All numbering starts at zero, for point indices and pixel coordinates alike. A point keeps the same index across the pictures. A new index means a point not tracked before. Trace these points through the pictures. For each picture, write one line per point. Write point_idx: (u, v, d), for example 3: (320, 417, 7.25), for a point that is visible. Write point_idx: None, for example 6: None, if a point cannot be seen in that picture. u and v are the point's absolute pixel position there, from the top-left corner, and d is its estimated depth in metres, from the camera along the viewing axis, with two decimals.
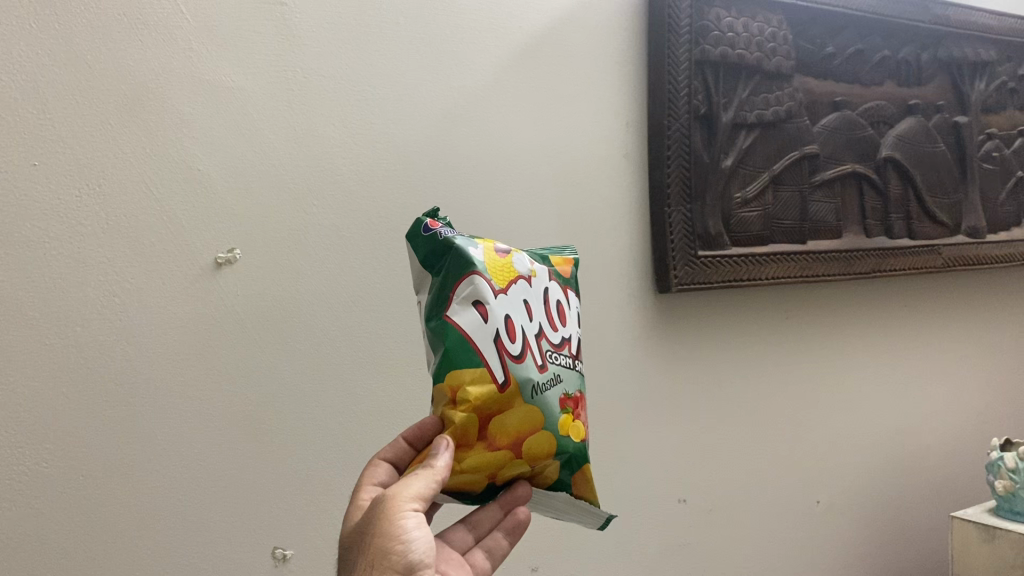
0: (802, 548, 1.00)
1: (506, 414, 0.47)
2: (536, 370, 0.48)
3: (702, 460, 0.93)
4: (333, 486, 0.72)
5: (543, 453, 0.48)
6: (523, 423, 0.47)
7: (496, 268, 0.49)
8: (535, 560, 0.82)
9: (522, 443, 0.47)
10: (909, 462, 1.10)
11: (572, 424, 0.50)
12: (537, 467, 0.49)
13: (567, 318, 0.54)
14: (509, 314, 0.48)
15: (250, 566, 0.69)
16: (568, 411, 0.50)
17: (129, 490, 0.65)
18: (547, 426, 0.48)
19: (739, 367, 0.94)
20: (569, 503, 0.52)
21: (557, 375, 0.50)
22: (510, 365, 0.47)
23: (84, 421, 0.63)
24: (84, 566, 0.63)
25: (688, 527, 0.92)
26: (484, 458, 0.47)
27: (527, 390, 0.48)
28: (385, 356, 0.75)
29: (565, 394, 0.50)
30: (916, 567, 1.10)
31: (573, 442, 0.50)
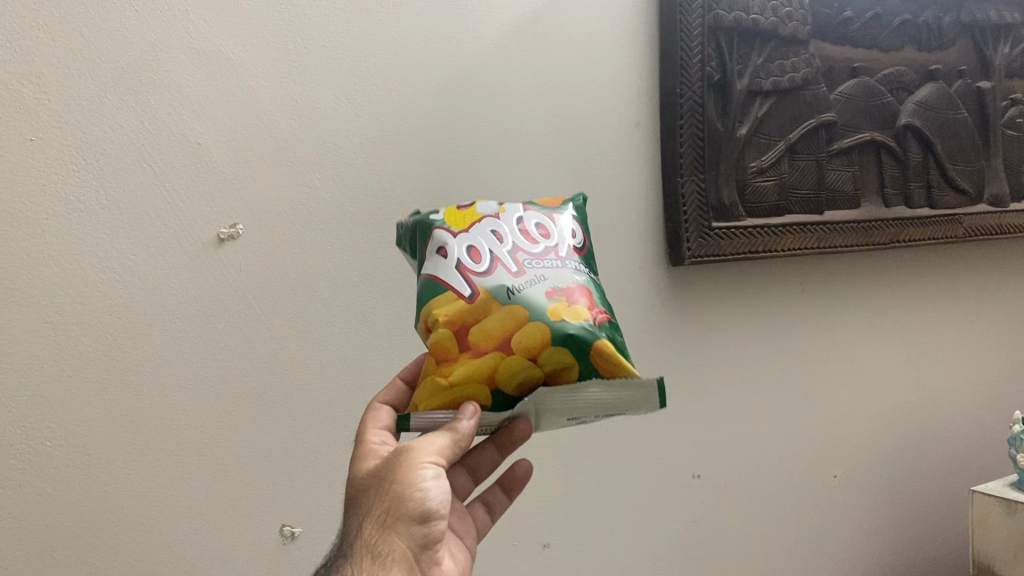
0: (817, 522, 0.99)
1: (485, 321, 0.46)
2: (508, 277, 0.47)
3: (715, 434, 0.91)
4: (340, 464, 0.71)
5: (538, 343, 0.45)
6: (507, 323, 0.46)
7: (456, 217, 0.51)
8: (546, 536, 0.82)
9: (510, 341, 0.46)
10: (930, 436, 1.07)
11: (567, 309, 0.47)
12: (539, 361, 0.45)
13: (553, 231, 0.52)
14: (471, 245, 0.49)
15: (258, 544, 0.69)
16: (561, 301, 0.47)
17: (134, 468, 0.64)
18: (533, 317, 0.46)
19: (753, 340, 0.93)
20: (604, 388, 0.46)
21: (541, 275, 0.48)
22: (476, 280, 0.47)
23: (88, 401, 0.63)
24: (91, 545, 0.63)
25: (701, 501, 0.91)
26: (473, 367, 0.46)
27: (500, 295, 0.47)
28: (393, 333, 0.73)
29: (554, 288, 0.48)
30: (935, 541, 1.08)
31: (572, 323, 0.46)
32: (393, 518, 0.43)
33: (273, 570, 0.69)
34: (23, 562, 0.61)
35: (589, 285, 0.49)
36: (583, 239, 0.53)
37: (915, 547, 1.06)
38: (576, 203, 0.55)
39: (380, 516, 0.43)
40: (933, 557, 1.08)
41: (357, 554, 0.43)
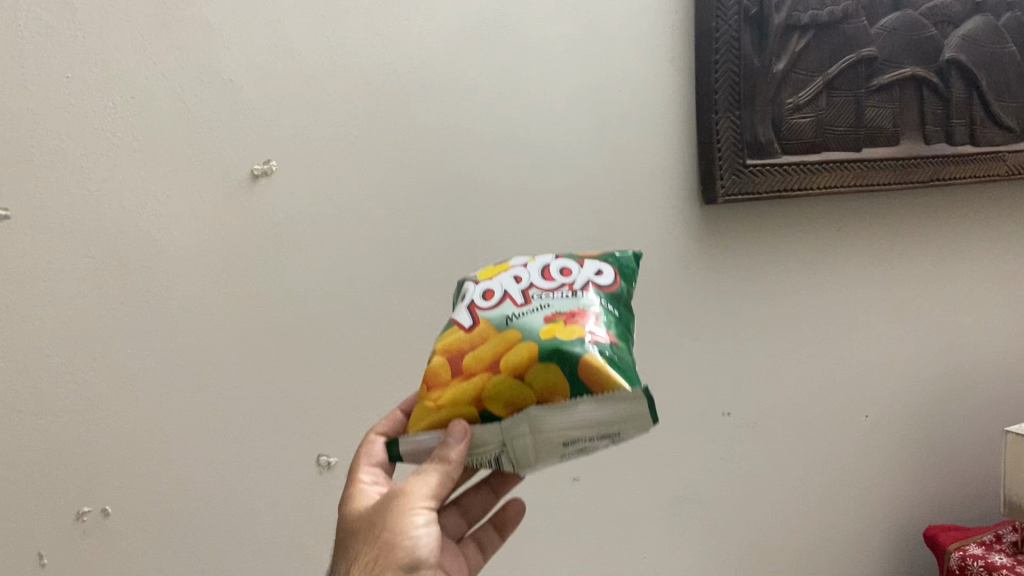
0: (845, 460, 1.00)
1: (480, 346, 0.46)
2: (511, 308, 0.47)
3: (745, 373, 0.92)
4: (373, 398, 0.73)
5: (525, 362, 0.43)
6: (499, 345, 0.45)
7: (487, 271, 0.53)
8: (575, 471, 0.84)
9: (500, 362, 0.44)
10: (969, 378, 1.06)
11: (563, 328, 0.44)
12: (527, 380, 0.43)
13: (575, 271, 0.50)
14: (488, 288, 0.50)
15: (295, 472, 0.71)
16: (560, 322, 0.45)
17: (175, 397, 0.67)
18: (524, 337, 0.44)
19: (785, 280, 0.92)
20: (595, 405, 0.43)
21: (545, 305, 0.47)
22: (479, 314, 0.48)
23: (130, 335, 0.66)
24: (135, 468, 0.67)
25: (728, 438, 0.92)
26: (462, 388, 0.45)
27: (499, 323, 0.46)
28: (425, 270, 0.74)
29: (556, 313, 0.46)
30: (970, 484, 1.07)
31: (562, 339, 0.43)
32: (382, 564, 0.42)
33: (309, 500, 0.72)
34: (71, 481, 0.65)
35: (599, 311, 0.46)
36: (613, 276, 0.50)
37: (949, 489, 1.06)
38: (627, 254, 0.53)
39: (369, 562, 0.43)
40: (968, 499, 1.07)
41: None
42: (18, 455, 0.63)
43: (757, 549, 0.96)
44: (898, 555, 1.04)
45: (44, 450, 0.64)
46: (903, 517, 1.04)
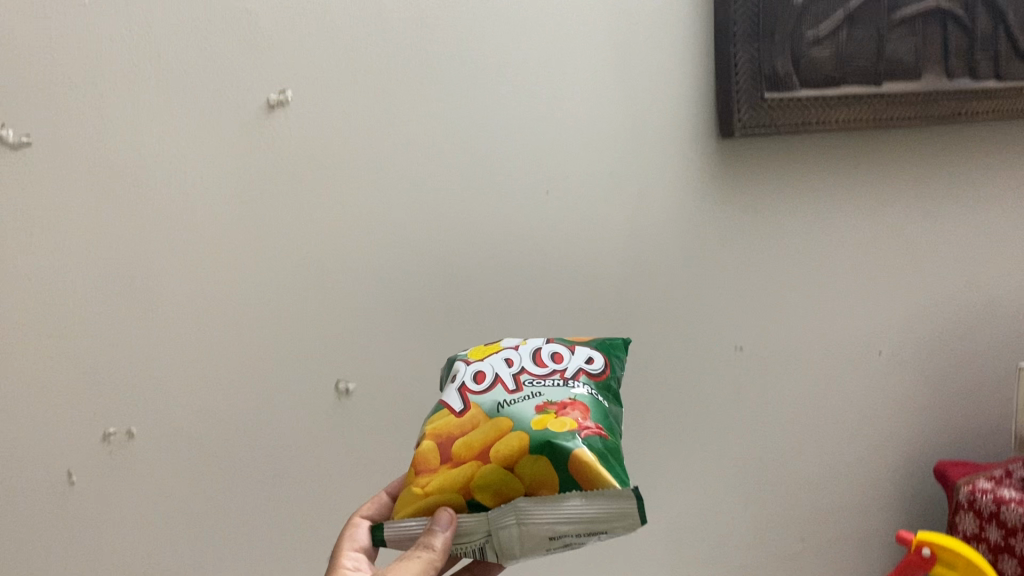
0: (859, 396, 1.00)
1: (472, 434, 0.52)
2: (502, 394, 0.55)
3: (760, 308, 0.92)
4: (390, 327, 0.74)
5: (514, 453, 0.49)
6: (489, 434, 0.51)
7: (479, 351, 0.62)
8: None
9: (490, 451, 0.50)
10: (998, 318, 1.04)
11: (552, 420, 0.51)
12: (516, 473, 0.49)
13: (564, 360, 0.59)
14: (481, 369, 0.59)
15: (315, 398, 0.73)
16: (549, 413, 0.51)
17: (196, 323, 0.69)
18: (515, 428, 0.51)
19: (801, 216, 0.92)
20: (583, 503, 0.48)
21: (535, 392, 0.54)
22: (470, 398, 0.56)
23: (148, 266, 0.68)
24: (160, 389, 0.69)
25: (742, 372, 0.93)
26: (452, 474, 0.51)
27: (491, 409, 0.54)
28: (441, 201, 0.75)
29: (546, 402, 0.53)
30: (998, 425, 1.05)
31: (550, 431, 0.50)
32: None
33: (329, 426, 0.73)
34: (101, 398, 0.69)
35: (586, 399, 0.54)
36: (599, 366, 0.59)
37: (972, 428, 1.05)
38: (609, 347, 0.62)
39: None
40: (994, 441, 1.06)
41: None
42: (52, 369, 0.68)
43: (768, 482, 0.98)
44: (916, 493, 1.04)
45: (71, 374, 0.68)
46: (922, 455, 1.04)
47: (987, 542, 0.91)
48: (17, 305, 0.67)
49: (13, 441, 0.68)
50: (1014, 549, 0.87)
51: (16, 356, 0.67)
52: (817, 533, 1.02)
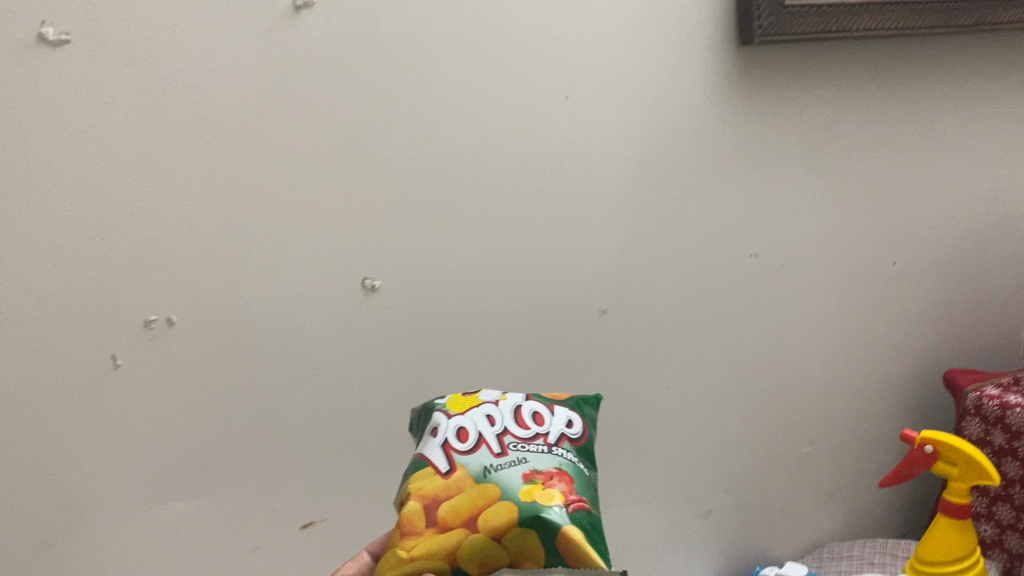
0: (870, 305, 1.03)
1: (456, 496, 0.50)
2: (488, 456, 0.52)
3: (776, 216, 0.94)
4: (414, 227, 0.76)
5: (503, 522, 0.48)
6: (475, 500, 0.49)
7: (457, 402, 0.58)
8: (604, 304, 0.87)
9: (477, 518, 0.48)
10: (1001, 229, 1.07)
11: (539, 491, 0.49)
12: (502, 542, 0.47)
13: (545, 420, 0.56)
14: (462, 425, 0.55)
15: (341, 296, 0.74)
16: (535, 483, 0.50)
17: (228, 224, 0.69)
18: (502, 496, 0.49)
19: (819, 125, 0.93)
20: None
21: (519, 458, 0.52)
22: (455, 458, 0.52)
23: (188, 148, 0.67)
24: (197, 291, 0.69)
25: (757, 279, 0.95)
26: (436, 542, 0.48)
27: (476, 475, 0.51)
28: (465, 104, 0.76)
29: (531, 470, 0.51)
30: (995, 332, 1.10)
31: (539, 504, 0.48)
32: None
33: (355, 323, 0.75)
34: (135, 303, 0.67)
35: (570, 469, 0.52)
36: (579, 428, 0.57)
37: (972, 336, 1.09)
38: (585, 405, 0.60)
39: None
40: (988, 350, 1.10)
41: None
42: (83, 275, 0.65)
43: (777, 386, 1.01)
44: (911, 397, 1.09)
45: (110, 270, 0.66)
46: (919, 363, 1.08)
47: (992, 446, 0.94)
48: (50, 200, 0.63)
49: (45, 352, 0.65)
50: (1017, 452, 0.91)
51: (47, 259, 0.64)
52: (822, 437, 1.05)
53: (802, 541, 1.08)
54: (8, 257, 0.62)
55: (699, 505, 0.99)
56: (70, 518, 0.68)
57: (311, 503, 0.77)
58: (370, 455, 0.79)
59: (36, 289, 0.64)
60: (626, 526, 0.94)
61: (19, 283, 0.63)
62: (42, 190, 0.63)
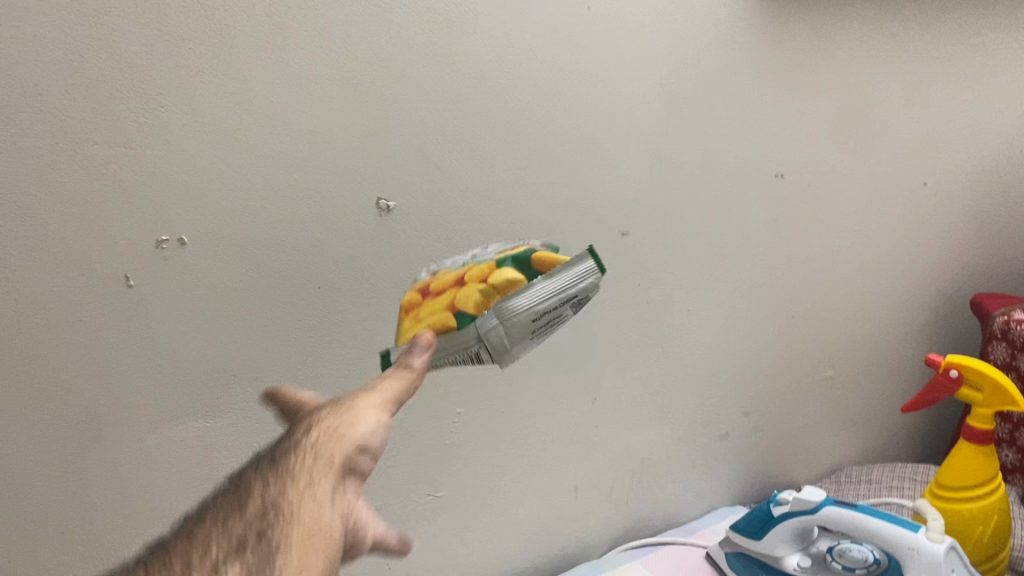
0: (903, 225, 1.04)
1: (444, 279, 0.54)
2: (464, 258, 0.57)
3: (803, 135, 0.92)
4: (433, 146, 0.74)
5: (485, 270, 0.52)
6: (460, 272, 0.53)
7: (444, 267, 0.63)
8: (626, 226, 0.85)
9: (463, 278, 0.52)
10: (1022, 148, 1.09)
11: (513, 253, 0.54)
12: (488, 281, 0.50)
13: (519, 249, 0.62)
14: (447, 265, 0.60)
15: (357, 215, 0.73)
16: (509, 251, 0.55)
17: (242, 140, 0.67)
18: (481, 262, 0.53)
19: (849, 42, 0.91)
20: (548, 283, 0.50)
21: (496, 252, 0.57)
22: (441, 269, 0.57)
23: (194, 57, 0.64)
24: (210, 209, 0.67)
25: (781, 199, 0.94)
26: (434, 303, 0.52)
27: (460, 266, 0.56)
28: (486, 17, 0.73)
29: (507, 252, 0.56)
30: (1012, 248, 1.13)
31: (514, 253, 0.53)
32: (331, 441, 0.42)
33: (371, 243, 0.74)
34: (147, 220, 0.65)
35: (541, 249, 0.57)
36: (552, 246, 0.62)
37: (994, 253, 1.12)
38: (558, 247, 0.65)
39: (318, 447, 0.41)
40: (996, 267, 1.12)
41: (273, 491, 0.39)
42: (91, 193, 0.63)
43: (799, 307, 1.00)
44: (937, 316, 1.11)
45: (118, 188, 0.64)
46: (935, 283, 1.09)
47: (1017, 371, 0.93)
48: (56, 115, 0.60)
49: (54, 272, 0.63)
50: None
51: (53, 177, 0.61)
52: (842, 359, 1.05)
53: (818, 463, 1.08)
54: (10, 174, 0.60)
55: (717, 427, 0.99)
56: (91, 438, 0.68)
57: None
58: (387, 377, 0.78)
59: (43, 208, 0.62)
60: (643, 446, 0.95)
61: (24, 201, 0.61)
62: (42, 103, 0.60)
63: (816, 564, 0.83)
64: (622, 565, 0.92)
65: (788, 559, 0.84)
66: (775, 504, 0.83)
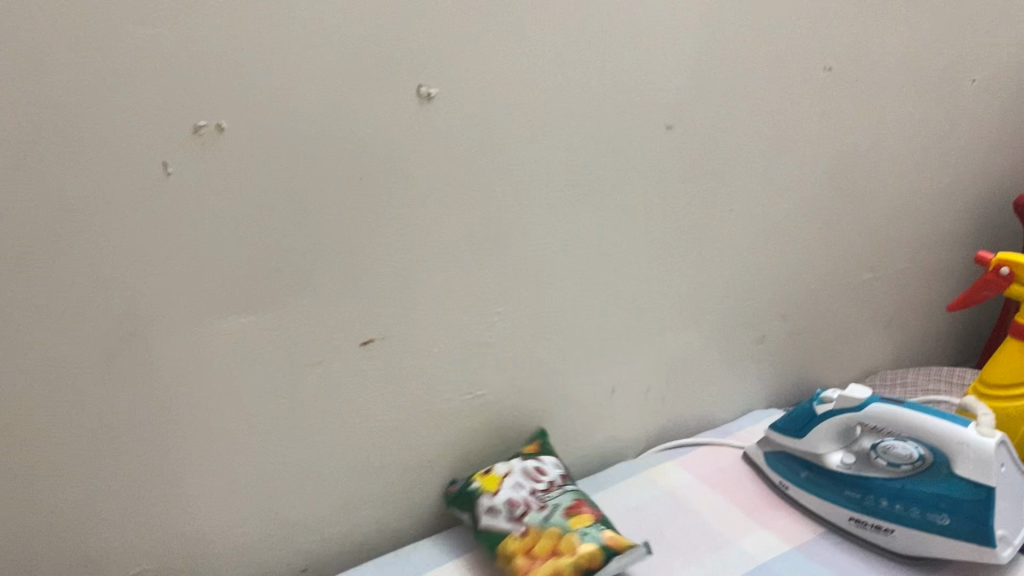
0: (947, 123, 1.01)
1: (536, 542, 0.74)
2: (537, 512, 0.76)
3: (853, 25, 0.88)
4: (476, 30, 0.70)
5: (570, 545, 0.72)
6: (546, 541, 0.73)
7: (488, 482, 0.80)
8: (671, 119, 0.82)
9: (554, 549, 0.72)
10: None
11: (578, 521, 0.75)
12: (580, 556, 0.71)
13: (545, 471, 0.82)
14: (510, 496, 0.78)
15: (398, 102, 0.69)
16: (573, 514, 0.76)
17: (279, 24, 0.63)
18: (559, 531, 0.74)
19: None
20: (619, 556, 0.72)
21: (556, 503, 0.78)
22: (522, 518, 0.76)
23: None
24: (248, 98, 0.64)
25: (826, 94, 0.90)
26: (540, 565, 0.71)
27: (539, 522, 0.75)
28: None
29: (566, 508, 0.77)
30: None
31: (586, 528, 0.74)
32: None
33: (412, 132, 0.71)
34: (182, 112, 0.62)
35: (579, 495, 0.80)
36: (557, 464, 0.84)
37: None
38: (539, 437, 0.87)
39: None
40: None
41: None
42: (124, 81, 0.60)
43: (839, 208, 0.97)
44: (974, 216, 1.09)
45: (152, 76, 0.60)
46: (972, 183, 1.07)
47: None
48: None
49: (89, 163, 0.60)
50: None
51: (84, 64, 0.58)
52: (880, 261, 1.04)
53: (851, 364, 1.08)
54: (35, 58, 0.56)
55: (754, 331, 0.98)
56: (129, 334, 0.66)
57: (369, 321, 0.76)
58: (429, 274, 0.77)
59: (76, 97, 0.59)
60: (681, 348, 0.94)
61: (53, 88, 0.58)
62: None
63: (860, 461, 0.81)
64: (663, 465, 0.92)
65: (831, 457, 0.83)
66: (818, 404, 0.83)
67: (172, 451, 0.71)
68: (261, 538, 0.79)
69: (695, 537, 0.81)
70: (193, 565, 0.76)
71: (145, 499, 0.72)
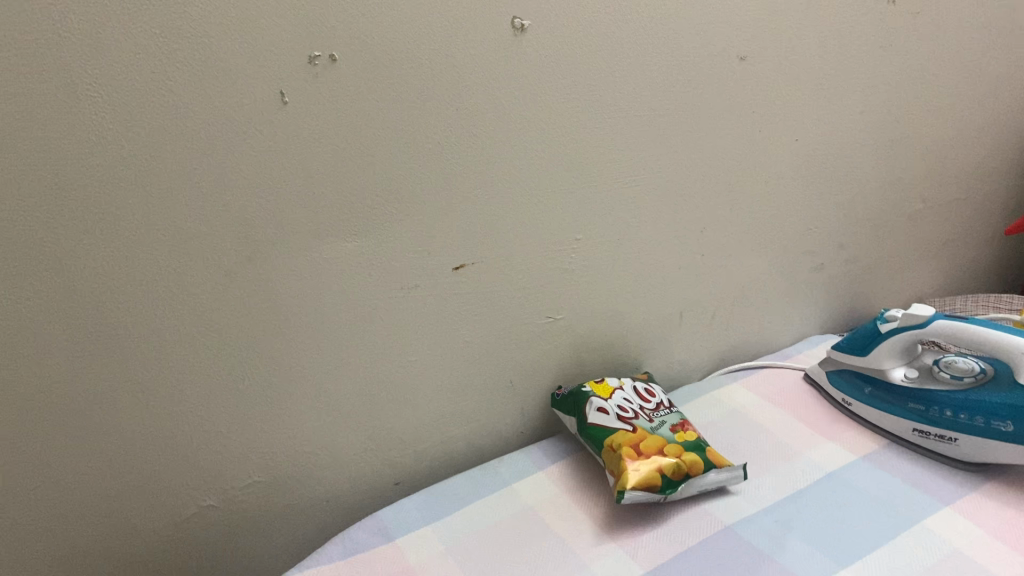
0: (1000, 55, 1.04)
1: (645, 440, 0.81)
2: (647, 421, 0.84)
3: None
4: None
5: (677, 450, 0.80)
6: (654, 442, 0.81)
7: (599, 388, 0.88)
8: (743, 51, 0.85)
9: (662, 450, 0.80)
10: None
11: (684, 435, 0.83)
12: (684, 459, 0.79)
13: (654, 395, 0.90)
14: (621, 404, 0.86)
15: (493, 35, 0.72)
16: (677, 430, 0.84)
17: None
18: (667, 439, 0.82)
19: None
20: (716, 472, 0.80)
21: (662, 420, 0.86)
22: (630, 422, 0.84)
23: None
24: (357, 33, 0.66)
25: (888, 27, 0.93)
26: (650, 460, 0.78)
27: (648, 429, 0.83)
28: None
29: (673, 424, 0.85)
30: None
31: (691, 442, 0.82)
32: None
33: (505, 63, 0.74)
34: (297, 49, 0.64)
35: (683, 419, 0.88)
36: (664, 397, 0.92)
37: None
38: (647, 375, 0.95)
39: None
40: None
41: None
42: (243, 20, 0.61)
43: (893, 139, 1.01)
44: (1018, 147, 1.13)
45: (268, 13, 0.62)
46: (1018, 114, 1.11)
47: None
48: None
49: (211, 102, 0.63)
50: None
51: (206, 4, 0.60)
52: (928, 191, 1.08)
53: (895, 288, 1.14)
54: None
55: (810, 258, 1.03)
56: (247, 261, 0.70)
57: (464, 247, 0.80)
58: (518, 202, 0.80)
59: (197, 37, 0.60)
60: (743, 274, 0.98)
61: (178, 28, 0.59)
62: None
63: (923, 375, 0.87)
64: (727, 388, 0.99)
65: (895, 371, 0.89)
66: (884, 322, 0.87)
67: (285, 368, 0.77)
68: (361, 448, 0.86)
69: (767, 450, 0.86)
70: (301, 471, 0.83)
71: (260, 412, 0.78)
